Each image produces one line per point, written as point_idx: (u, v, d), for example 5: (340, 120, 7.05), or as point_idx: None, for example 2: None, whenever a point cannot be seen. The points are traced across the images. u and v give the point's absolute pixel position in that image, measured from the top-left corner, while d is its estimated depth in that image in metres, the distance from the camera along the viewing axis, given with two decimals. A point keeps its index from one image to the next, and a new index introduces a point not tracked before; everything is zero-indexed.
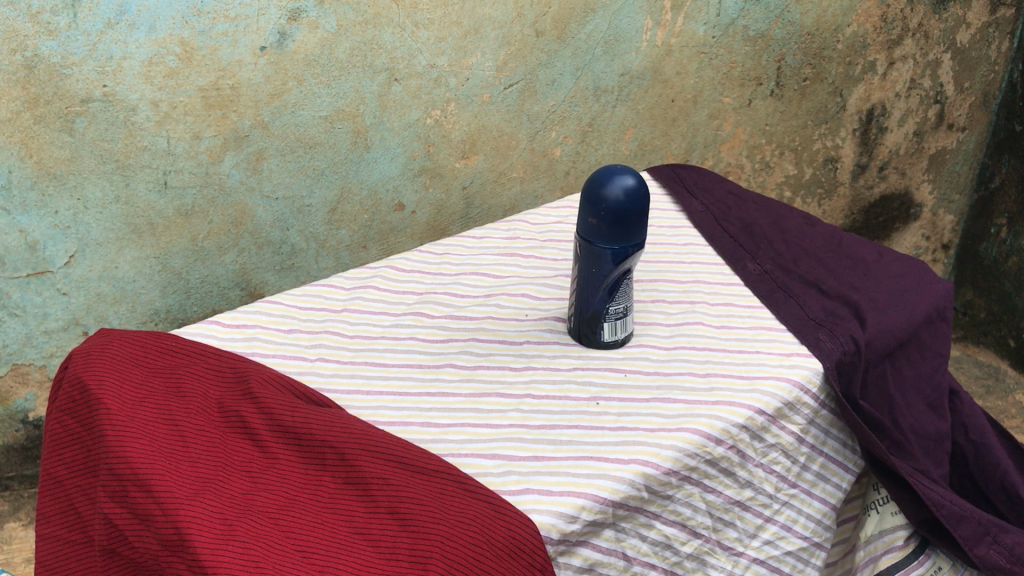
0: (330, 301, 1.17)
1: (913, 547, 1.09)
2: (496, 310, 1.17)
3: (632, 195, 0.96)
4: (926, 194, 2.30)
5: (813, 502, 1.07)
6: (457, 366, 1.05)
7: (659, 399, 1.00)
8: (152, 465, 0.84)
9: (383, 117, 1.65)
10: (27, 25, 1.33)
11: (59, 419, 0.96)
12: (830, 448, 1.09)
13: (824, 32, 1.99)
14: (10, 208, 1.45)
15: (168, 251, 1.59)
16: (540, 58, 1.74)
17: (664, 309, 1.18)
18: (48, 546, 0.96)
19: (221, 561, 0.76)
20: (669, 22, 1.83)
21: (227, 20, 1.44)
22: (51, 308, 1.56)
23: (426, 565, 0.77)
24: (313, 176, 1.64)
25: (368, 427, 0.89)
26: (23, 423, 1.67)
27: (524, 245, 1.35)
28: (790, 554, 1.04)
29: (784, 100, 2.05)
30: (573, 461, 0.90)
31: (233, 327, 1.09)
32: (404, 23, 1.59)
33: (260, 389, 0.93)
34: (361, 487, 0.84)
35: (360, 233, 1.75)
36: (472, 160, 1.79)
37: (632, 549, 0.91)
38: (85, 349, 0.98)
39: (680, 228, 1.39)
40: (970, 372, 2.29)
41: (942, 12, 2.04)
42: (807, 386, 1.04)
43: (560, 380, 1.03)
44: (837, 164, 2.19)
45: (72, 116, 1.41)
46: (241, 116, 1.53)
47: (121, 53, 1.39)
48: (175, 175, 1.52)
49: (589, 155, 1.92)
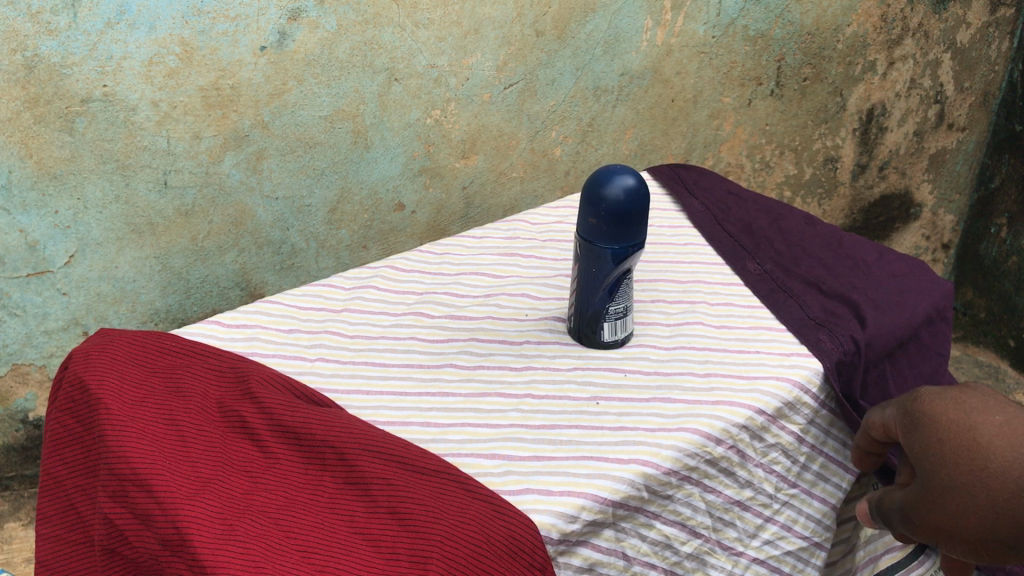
0: (331, 301, 1.17)
1: (913, 547, 1.09)
2: (496, 309, 1.17)
3: (632, 195, 0.96)
4: (926, 194, 2.31)
5: (813, 502, 1.07)
6: (457, 366, 1.05)
7: (659, 399, 1.00)
8: (151, 465, 0.84)
9: (383, 117, 1.66)
10: (27, 24, 1.32)
11: (59, 419, 0.96)
12: (830, 448, 1.09)
13: (823, 32, 1.99)
14: (10, 208, 1.44)
15: (168, 251, 1.59)
16: (540, 58, 1.74)
17: (664, 309, 1.18)
18: (48, 546, 0.96)
19: (221, 561, 0.76)
20: (669, 22, 1.83)
21: (226, 20, 1.44)
22: (51, 308, 1.55)
23: (426, 565, 0.77)
24: (313, 176, 1.65)
25: (368, 427, 0.89)
26: (23, 423, 1.66)
27: (524, 245, 1.35)
28: (790, 554, 1.04)
29: (784, 100, 2.05)
30: (573, 461, 0.90)
31: (233, 326, 1.09)
32: (404, 23, 1.59)
33: (260, 390, 0.93)
34: (361, 487, 0.84)
35: (360, 233, 1.76)
36: (471, 159, 1.79)
37: (632, 549, 0.91)
38: (84, 349, 0.98)
39: (680, 228, 1.39)
40: (969, 371, 2.29)
41: (942, 12, 2.04)
42: (807, 386, 1.04)
43: (560, 380, 1.03)
44: (837, 164, 2.19)
45: (72, 116, 1.41)
46: (241, 116, 1.53)
47: (120, 53, 1.39)
48: (175, 175, 1.52)
49: (590, 155, 1.92)
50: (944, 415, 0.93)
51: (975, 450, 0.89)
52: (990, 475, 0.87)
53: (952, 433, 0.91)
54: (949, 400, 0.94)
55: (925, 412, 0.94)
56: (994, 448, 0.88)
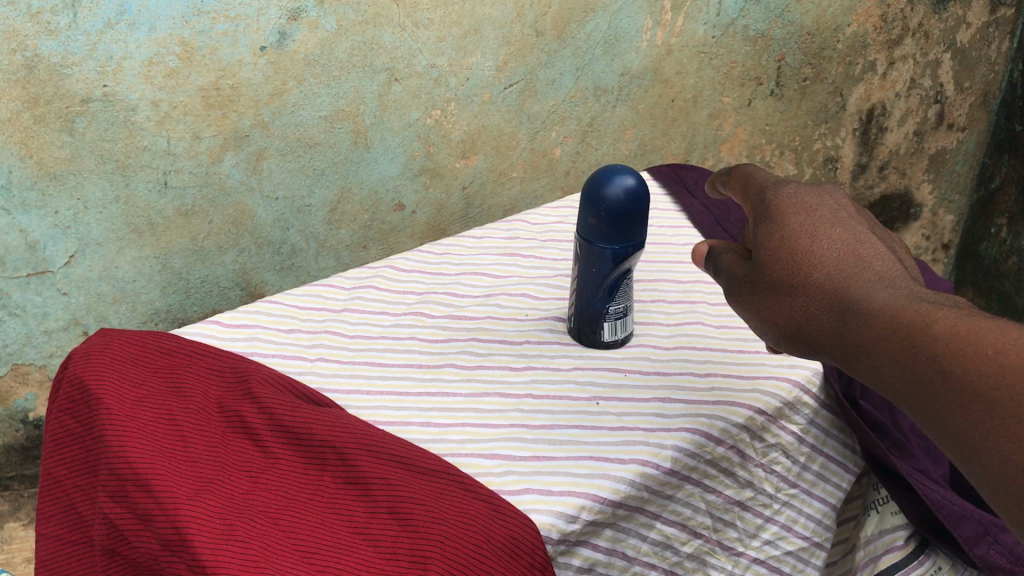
0: (331, 301, 1.17)
1: (913, 547, 1.08)
2: (496, 309, 1.17)
3: (632, 195, 0.96)
4: (926, 194, 2.31)
5: (813, 502, 1.05)
6: (457, 366, 1.05)
7: (659, 399, 1.00)
8: (151, 464, 0.84)
9: (383, 117, 1.66)
10: (27, 25, 1.31)
11: (59, 419, 0.96)
12: (830, 448, 1.07)
13: (824, 32, 1.99)
14: (10, 209, 1.43)
15: (168, 251, 1.59)
16: (540, 58, 1.74)
17: (664, 309, 1.18)
18: (48, 546, 0.96)
19: (221, 561, 0.76)
20: (669, 22, 1.83)
21: (226, 20, 1.44)
22: (51, 308, 1.55)
23: (426, 565, 0.77)
24: (313, 176, 1.65)
25: (368, 427, 0.89)
26: (23, 423, 1.66)
27: (524, 244, 1.35)
28: (790, 554, 1.03)
29: (784, 100, 2.05)
30: (573, 461, 0.90)
31: (233, 326, 1.09)
32: (404, 23, 1.58)
33: (260, 390, 0.93)
34: (361, 487, 0.84)
35: (360, 233, 1.76)
36: (471, 160, 1.79)
37: (632, 549, 0.91)
38: (84, 349, 0.98)
39: (680, 228, 1.39)
40: None
41: (942, 12, 2.04)
42: (807, 386, 1.04)
43: (560, 380, 1.03)
44: (837, 164, 2.19)
45: (72, 116, 1.40)
46: (241, 116, 1.53)
47: (120, 53, 1.39)
48: (175, 175, 1.53)
49: (589, 155, 1.92)
50: (790, 218, 0.83)
51: (799, 252, 0.80)
52: (813, 281, 0.77)
53: (791, 231, 0.82)
54: (799, 203, 0.84)
55: (771, 207, 0.85)
56: (821, 257, 0.78)
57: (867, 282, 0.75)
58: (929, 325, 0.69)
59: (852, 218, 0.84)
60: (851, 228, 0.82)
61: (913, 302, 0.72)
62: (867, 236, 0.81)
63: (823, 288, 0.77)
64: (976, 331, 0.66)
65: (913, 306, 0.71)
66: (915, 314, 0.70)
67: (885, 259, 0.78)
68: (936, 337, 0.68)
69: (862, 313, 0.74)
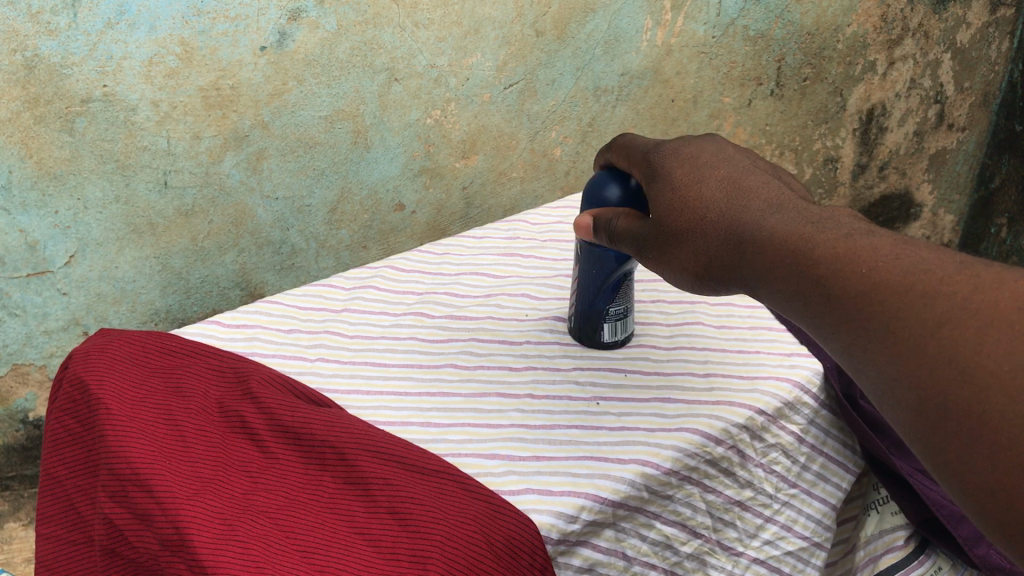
0: (330, 301, 1.17)
1: (913, 547, 1.08)
2: (496, 310, 1.17)
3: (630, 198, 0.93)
4: (926, 194, 2.31)
5: (813, 502, 1.05)
6: (457, 366, 1.05)
7: (659, 399, 1.00)
8: (151, 464, 0.84)
9: (383, 117, 1.66)
10: (27, 25, 1.31)
11: (60, 418, 0.96)
12: (830, 448, 1.07)
13: (823, 32, 1.99)
14: (10, 208, 1.43)
15: (168, 251, 1.60)
16: (540, 58, 1.74)
17: (664, 309, 1.18)
18: (48, 546, 0.96)
19: (221, 561, 0.76)
20: (669, 22, 1.83)
21: (227, 20, 1.44)
22: (51, 308, 1.55)
23: (426, 565, 0.77)
24: (314, 176, 1.65)
25: (368, 427, 0.90)
26: (23, 423, 1.66)
27: (523, 245, 1.35)
28: (790, 555, 1.02)
29: (784, 100, 2.06)
30: (573, 461, 0.90)
31: (233, 327, 1.09)
32: (404, 23, 1.58)
33: (260, 390, 0.93)
34: (361, 487, 0.84)
35: (360, 233, 1.77)
36: (472, 160, 1.80)
37: (632, 549, 0.91)
38: (84, 349, 0.98)
39: None
40: None
41: (942, 12, 2.03)
42: (807, 386, 1.04)
43: (560, 381, 1.03)
44: (837, 164, 2.19)
45: (72, 116, 1.40)
46: (241, 116, 1.53)
47: (121, 53, 1.39)
48: (175, 175, 1.53)
49: (590, 155, 1.93)
50: (676, 171, 0.84)
51: (691, 198, 0.81)
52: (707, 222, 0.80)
53: (679, 179, 0.84)
54: (684, 153, 0.86)
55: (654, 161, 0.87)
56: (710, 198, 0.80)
57: (756, 214, 0.77)
58: (810, 247, 0.71)
59: (738, 156, 0.85)
60: (736, 165, 0.83)
61: (799, 226, 0.73)
62: (751, 169, 0.83)
63: (716, 229, 0.79)
64: (849, 246, 0.68)
65: (799, 231, 0.73)
66: (797, 240, 0.72)
67: (771, 186, 0.80)
68: (819, 261, 0.69)
69: (751, 243, 0.76)
